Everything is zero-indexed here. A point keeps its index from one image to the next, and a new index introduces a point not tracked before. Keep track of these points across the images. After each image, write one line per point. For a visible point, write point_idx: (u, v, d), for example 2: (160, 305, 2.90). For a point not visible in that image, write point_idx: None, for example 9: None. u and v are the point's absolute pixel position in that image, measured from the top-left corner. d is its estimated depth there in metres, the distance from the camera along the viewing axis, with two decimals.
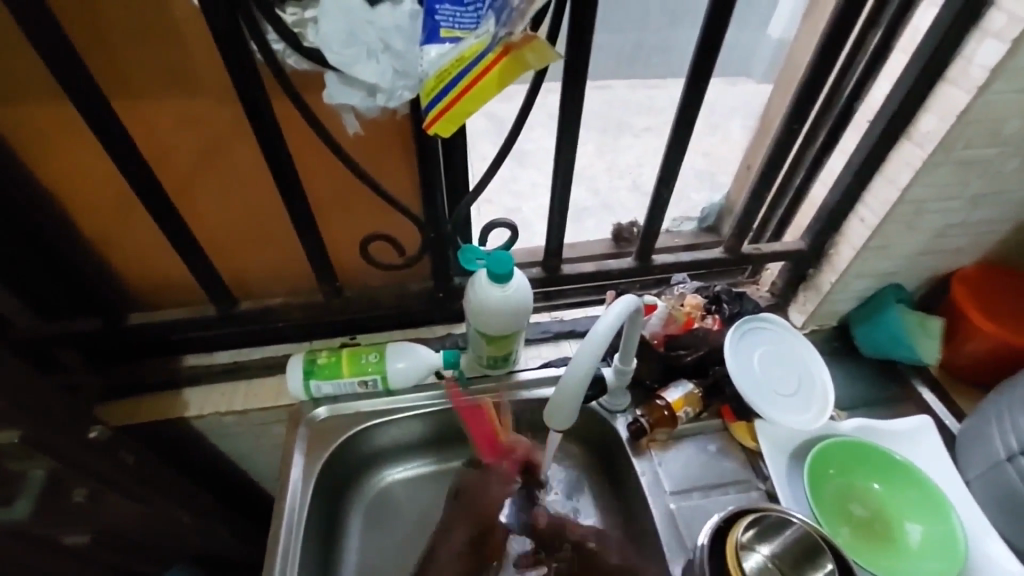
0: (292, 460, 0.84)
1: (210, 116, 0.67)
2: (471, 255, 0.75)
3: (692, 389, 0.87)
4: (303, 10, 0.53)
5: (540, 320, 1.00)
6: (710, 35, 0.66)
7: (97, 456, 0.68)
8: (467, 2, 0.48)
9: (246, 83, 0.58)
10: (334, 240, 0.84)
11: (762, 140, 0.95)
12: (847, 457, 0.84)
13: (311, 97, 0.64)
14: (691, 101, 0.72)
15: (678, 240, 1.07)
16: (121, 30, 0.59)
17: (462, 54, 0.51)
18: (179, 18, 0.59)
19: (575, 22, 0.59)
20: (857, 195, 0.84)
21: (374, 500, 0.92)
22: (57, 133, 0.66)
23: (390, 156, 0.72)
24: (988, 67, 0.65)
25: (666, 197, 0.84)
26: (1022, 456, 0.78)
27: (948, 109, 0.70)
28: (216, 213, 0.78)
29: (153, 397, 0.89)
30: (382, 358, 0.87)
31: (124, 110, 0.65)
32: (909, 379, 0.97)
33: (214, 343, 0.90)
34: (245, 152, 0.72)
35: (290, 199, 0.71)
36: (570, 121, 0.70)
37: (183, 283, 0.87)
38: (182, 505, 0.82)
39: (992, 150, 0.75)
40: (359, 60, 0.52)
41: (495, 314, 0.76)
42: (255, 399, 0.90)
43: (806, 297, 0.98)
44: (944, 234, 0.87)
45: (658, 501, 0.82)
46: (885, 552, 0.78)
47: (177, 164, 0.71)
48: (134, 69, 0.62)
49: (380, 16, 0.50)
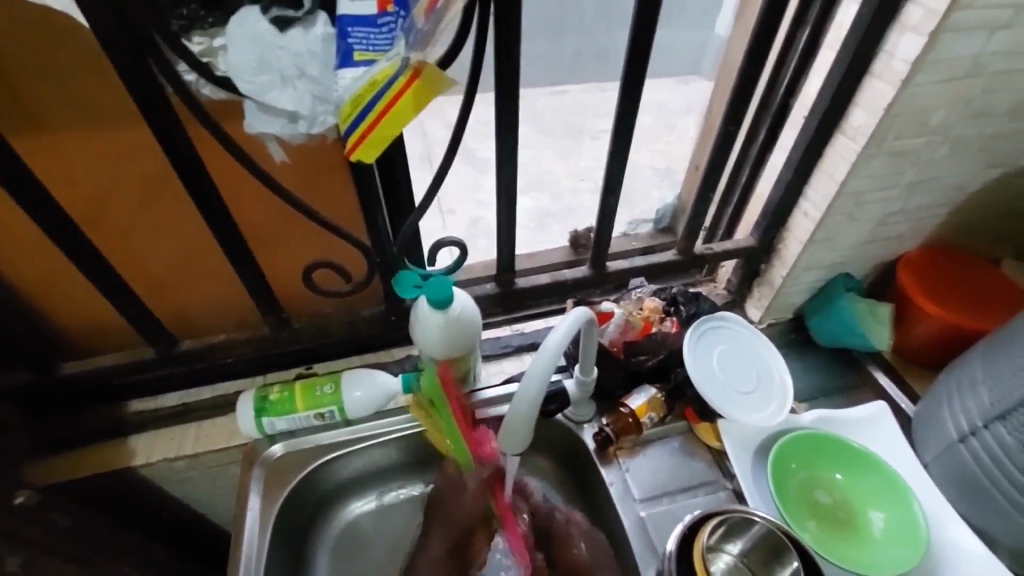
0: (248, 504, 0.80)
1: (127, 150, 0.64)
2: (408, 281, 0.72)
3: (655, 394, 0.86)
4: (211, 38, 0.51)
5: (500, 335, 0.98)
6: (641, 40, 0.65)
7: (25, 519, 0.63)
8: (380, 23, 0.47)
9: (157, 116, 0.54)
10: (275, 269, 0.80)
11: (706, 141, 0.96)
12: (810, 449, 0.85)
13: (232, 126, 0.61)
14: (630, 107, 0.72)
15: (634, 243, 1.03)
16: (17, 67, 0.55)
17: (374, 78, 0.48)
18: (81, 51, 0.55)
19: (503, 37, 0.58)
20: (800, 189, 0.85)
21: (339, 535, 0.89)
22: None
23: (327, 181, 0.70)
24: (910, 61, 0.67)
25: (614, 204, 0.84)
26: (973, 437, 0.79)
27: (876, 103, 0.72)
28: (146, 251, 0.74)
29: (96, 447, 0.84)
30: (338, 388, 0.84)
31: (29, 150, 0.61)
32: (866, 366, 0.99)
33: (158, 386, 0.86)
34: (168, 186, 0.68)
35: (222, 233, 0.68)
36: (508, 136, 0.69)
37: (116, 326, 0.83)
38: (132, 561, 0.76)
39: (921, 140, 0.77)
40: (273, 88, 0.50)
41: (444, 339, 0.74)
42: (205, 442, 0.85)
43: (761, 293, 0.99)
44: (886, 222, 0.89)
45: (627, 510, 0.81)
46: (852, 542, 0.79)
47: (94, 199, 0.67)
48: (37, 106, 0.58)
49: (290, 42, 0.48)
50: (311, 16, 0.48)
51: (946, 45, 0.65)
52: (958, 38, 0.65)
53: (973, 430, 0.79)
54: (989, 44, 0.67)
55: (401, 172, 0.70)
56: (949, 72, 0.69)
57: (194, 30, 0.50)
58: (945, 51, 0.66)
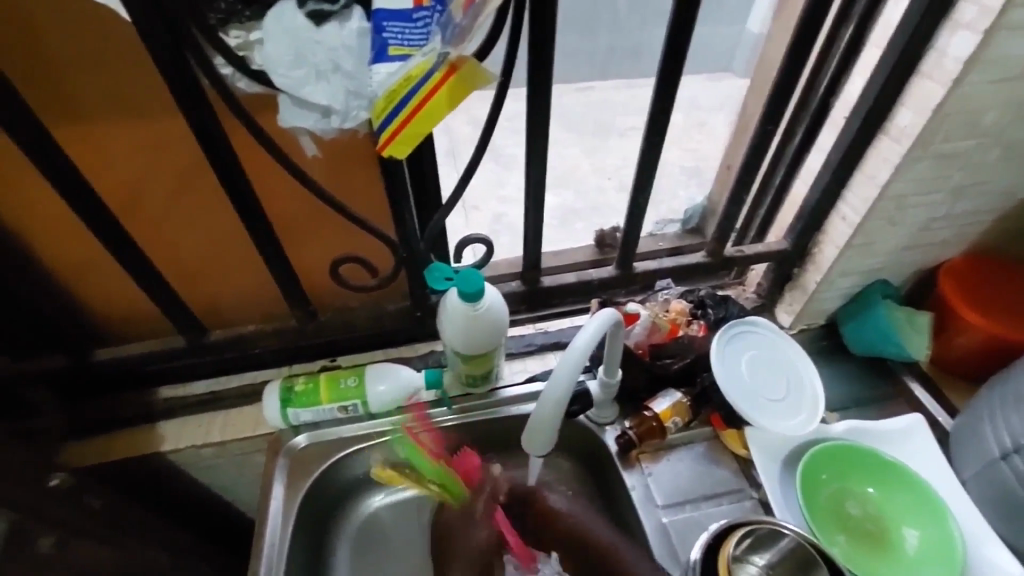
0: (272, 493, 0.81)
1: (163, 142, 0.65)
2: (438, 274, 0.71)
3: (680, 398, 0.84)
4: (247, 32, 0.51)
5: (524, 332, 0.97)
6: (678, 37, 0.64)
7: (56, 503, 0.65)
8: (415, 18, 0.46)
9: (193, 109, 0.55)
10: (303, 263, 0.81)
11: (739, 141, 0.94)
12: (842, 461, 0.82)
13: (265, 119, 0.62)
14: (663, 105, 0.70)
15: (661, 244, 1.01)
16: (60, 59, 0.56)
17: (410, 73, 0.48)
18: (123, 45, 0.56)
19: (537, 32, 0.57)
20: (838, 192, 0.82)
21: (359, 528, 0.90)
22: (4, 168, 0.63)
23: (357, 176, 0.70)
24: (962, 60, 0.64)
25: (643, 204, 0.82)
26: (1015, 454, 0.76)
27: (923, 104, 0.69)
28: (178, 242, 0.75)
29: (127, 432, 0.86)
30: (362, 382, 0.85)
31: (70, 141, 0.63)
32: (901, 376, 0.96)
33: (187, 374, 0.88)
34: (201, 177, 0.69)
35: (253, 225, 0.68)
36: (538, 133, 0.68)
37: (148, 314, 0.84)
38: (159, 545, 0.78)
39: (970, 143, 0.73)
40: (307, 83, 0.50)
41: (471, 333, 0.74)
42: (231, 430, 0.87)
43: (793, 298, 0.96)
44: (928, 228, 0.85)
45: (649, 515, 0.80)
46: (880, 558, 0.77)
47: (130, 188, 0.68)
48: (79, 98, 0.59)
49: (326, 36, 0.47)
50: (346, 10, 0.48)
51: (1002, 44, 0.62)
52: (1015, 36, 0.62)
53: (1015, 448, 0.76)
54: None
55: (430, 167, 0.70)
56: (1003, 72, 0.66)
57: (231, 24, 0.51)
58: (1000, 50, 0.63)
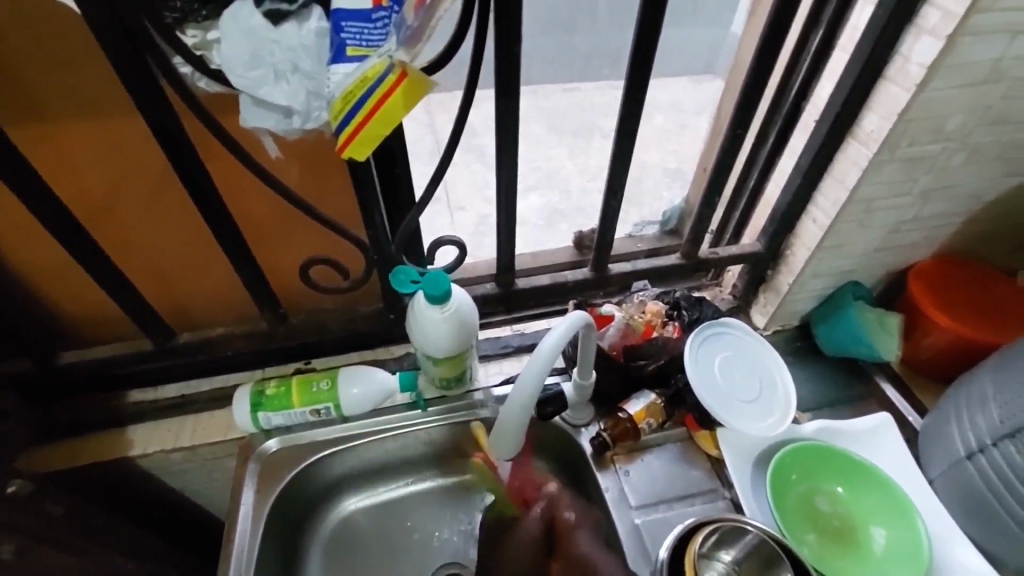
0: (241, 498, 0.80)
1: (125, 144, 0.64)
2: (404, 277, 0.69)
3: (654, 399, 0.85)
4: (206, 31, 0.50)
5: (501, 335, 0.98)
6: (648, 38, 0.64)
7: (16, 511, 0.64)
8: (374, 18, 0.46)
9: (153, 108, 0.54)
10: (274, 265, 0.80)
11: (714, 143, 0.94)
12: (813, 461, 0.83)
13: (229, 121, 0.61)
14: (634, 108, 0.70)
15: (639, 245, 1.02)
16: (14, 58, 0.55)
17: (365, 74, 0.48)
18: (79, 46, 0.55)
19: (505, 32, 0.57)
20: (810, 195, 0.83)
21: (333, 532, 0.89)
22: None
23: (326, 179, 0.70)
24: (926, 64, 0.65)
25: (617, 207, 0.82)
26: (980, 454, 0.77)
27: (890, 108, 0.70)
28: (142, 245, 0.74)
29: (96, 436, 0.84)
30: (335, 385, 0.84)
31: (28, 144, 0.61)
32: (873, 376, 0.97)
33: (158, 377, 0.87)
34: (164, 179, 0.68)
35: (219, 226, 0.67)
36: (509, 134, 0.67)
37: (115, 316, 0.83)
38: (125, 551, 0.76)
39: (936, 146, 0.74)
40: (265, 82, 0.49)
41: (440, 336, 0.73)
42: (202, 434, 0.85)
43: (767, 299, 0.96)
44: (897, 230, 0.86)
45: (622, 516, 0.80)
46: (848, 557, 0.77)
47: (91, 191, 0.67)
48: (36, 99, 0.58)
49: (284, 35, 0.47)
50: (305, 9, 0.47)
51: (964, 48, 0.63)
52: (977, 42, 0.63)
53: (980, 448, 0.77)
54: (1010, 48, 0.65)
55: (399, 168, 0.69)
56: (967, 77, 0.67)
57: (188, 23, 0.49)
58: (963, 55, 0.64)
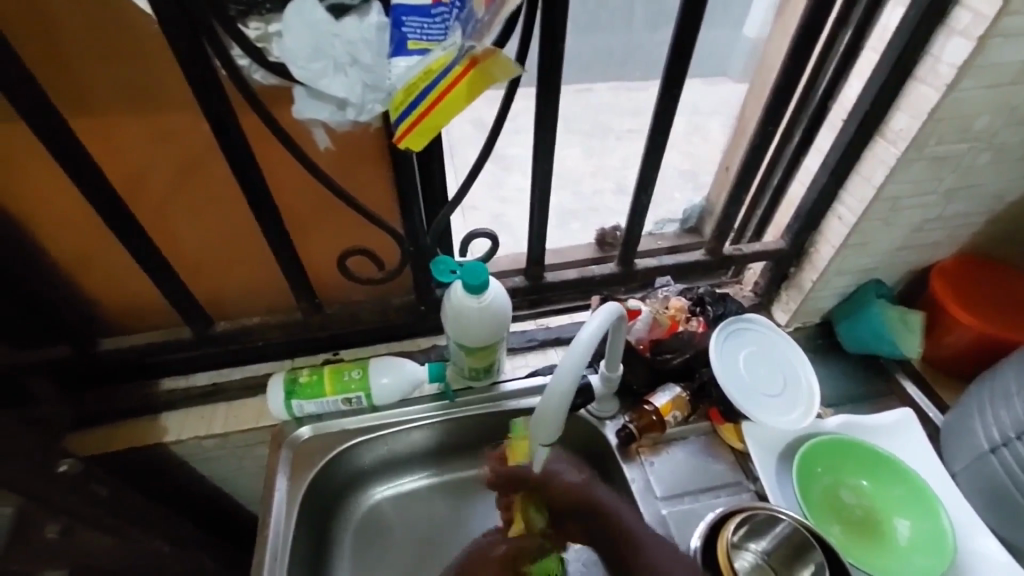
0: (275, 484, 0.81)
1: (175, 135, 0.65)
2: (444, 267, 0.73)
3: (679, 392, 0.86)
4: (267, 25, 0.51)
5: (526, 328, 0.99)
6: (683, 38, 0.65)
7: (65, 492, 0.65)
8: (434, 14, 0.48)
9: (209, 99, 0.56)
10: (310, 255, 0.82)
11: (738, 142, 0.96)
12: (837, 455, 0.84)
13: (279, 112, 0.63)
14: (666, 105, 0.72)
15: (660, 243, 1.03)
16: (77, 49, 0.57)
17: (429, 67, 0.50)
18: (139, 39, 0.57)
19: (549, 30, 0.58)
20: (835, 193, 0.84)
21: (361, 520, 0.90)
22: (30, 157, 0.64)
23: (366, 171, 0.71)
24: (956, 65, 0.66)
25: (645, 203, 0.84)
26: (1004, 447, 0.78)
27: (919, 107, 0.71)
28: (186, 235, 0.76)
29: (129, 422, 0.86)
30: (366, 374, 0.85)
31: (86, 133, 0.63)
32: (894, 375, 0.98)
33: (191, 365, 0.88)
34: (211, 170, 0.70)
35: (263, 217, 0.69)
36: (545, 131, 0.69)
37: (155, 306, 0.85)
38: (162, 534, 0.78)
39: (963, 146, 0.76)
40: (325, 74, 0.51)
41: (475, 326, 0.75)
42: (235, 422, 0.87)
43: (790, 296, 0.98)
44: (922, 228, 0.88)
45: (649, 507, 0.81)
46: (874, 548, 0.78)
47: (140, 181, 0.69)
48: (94, 90, 0.60)
49: (344, 29, 0.49)
50: (365, 5, 0.49)
51: (995, 50, 0.65)
52: (1007, 43, 0.64)
53: (1004, 441, 0.78)
54: None
55: (438, 163, 0.71)
56: (996, 78, 0.68)
57: (251, 16, 0.51)
58: (993, 57, 0.65)
